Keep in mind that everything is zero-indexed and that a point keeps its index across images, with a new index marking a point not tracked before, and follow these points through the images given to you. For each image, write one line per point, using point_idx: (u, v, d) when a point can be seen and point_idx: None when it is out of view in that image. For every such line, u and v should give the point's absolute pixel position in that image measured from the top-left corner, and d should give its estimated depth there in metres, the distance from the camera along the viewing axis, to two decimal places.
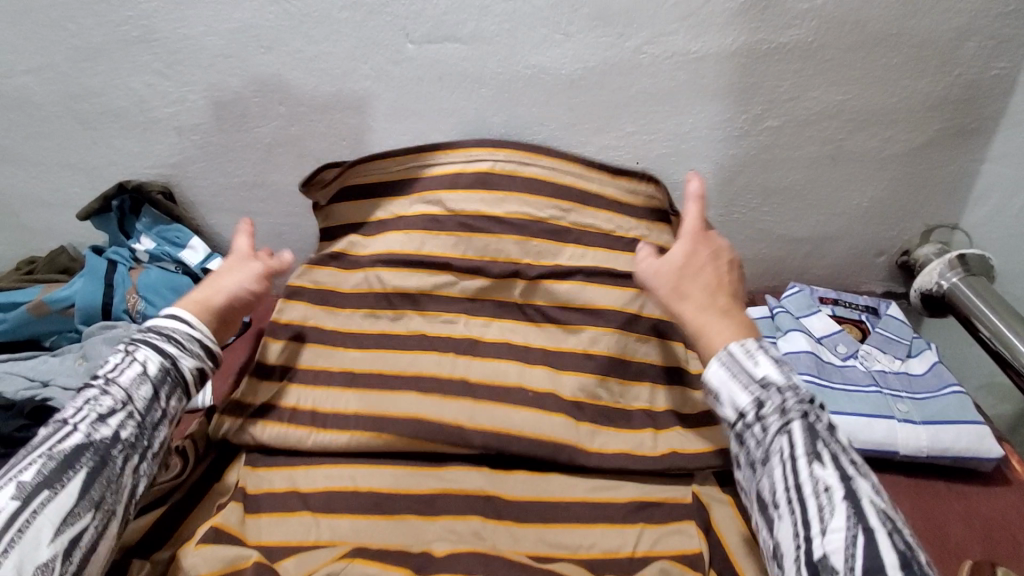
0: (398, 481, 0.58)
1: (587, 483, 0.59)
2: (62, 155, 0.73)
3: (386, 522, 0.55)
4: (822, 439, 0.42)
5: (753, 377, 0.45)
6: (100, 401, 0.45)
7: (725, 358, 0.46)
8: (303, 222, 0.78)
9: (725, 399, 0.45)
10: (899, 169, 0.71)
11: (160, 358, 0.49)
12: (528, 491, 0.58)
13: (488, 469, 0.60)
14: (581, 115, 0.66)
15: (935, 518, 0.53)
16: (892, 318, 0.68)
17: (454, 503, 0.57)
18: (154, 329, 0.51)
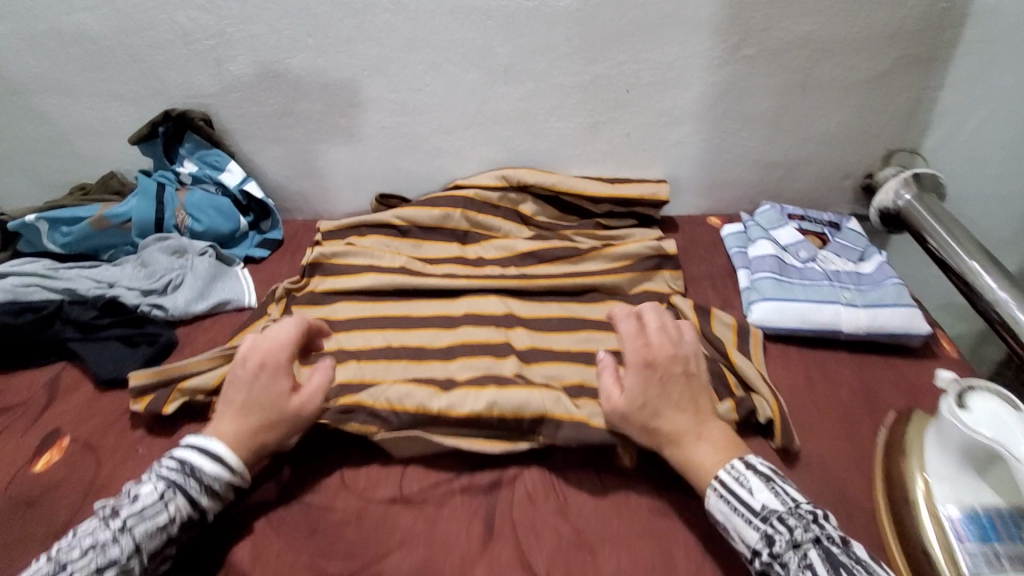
0: (419, 340, 0.70)
1: (571, 337, 0.70)
2: (111, 86, 0.82)
3: (416, 366, 0.66)
4: (843, 568, 0.41)
5: (755, 510, 0.45)
6: (106, 548, 0.44)
7: (722, 489, 0.47)
8: (328, 148, 0.87)
9: (738, 539, 0.46)
10: (862, 96, 0.79)
11: (187, 511, 0.48)
12: (526, 341, 0.69)
13: (495, 326, 0.71)
14: (578, 46, 0.74)
15: (874, 380, 0.63)
16: (850, 232, 0.78)
17: (469, 349, 0.68)
18: (189, 477, 0.49)
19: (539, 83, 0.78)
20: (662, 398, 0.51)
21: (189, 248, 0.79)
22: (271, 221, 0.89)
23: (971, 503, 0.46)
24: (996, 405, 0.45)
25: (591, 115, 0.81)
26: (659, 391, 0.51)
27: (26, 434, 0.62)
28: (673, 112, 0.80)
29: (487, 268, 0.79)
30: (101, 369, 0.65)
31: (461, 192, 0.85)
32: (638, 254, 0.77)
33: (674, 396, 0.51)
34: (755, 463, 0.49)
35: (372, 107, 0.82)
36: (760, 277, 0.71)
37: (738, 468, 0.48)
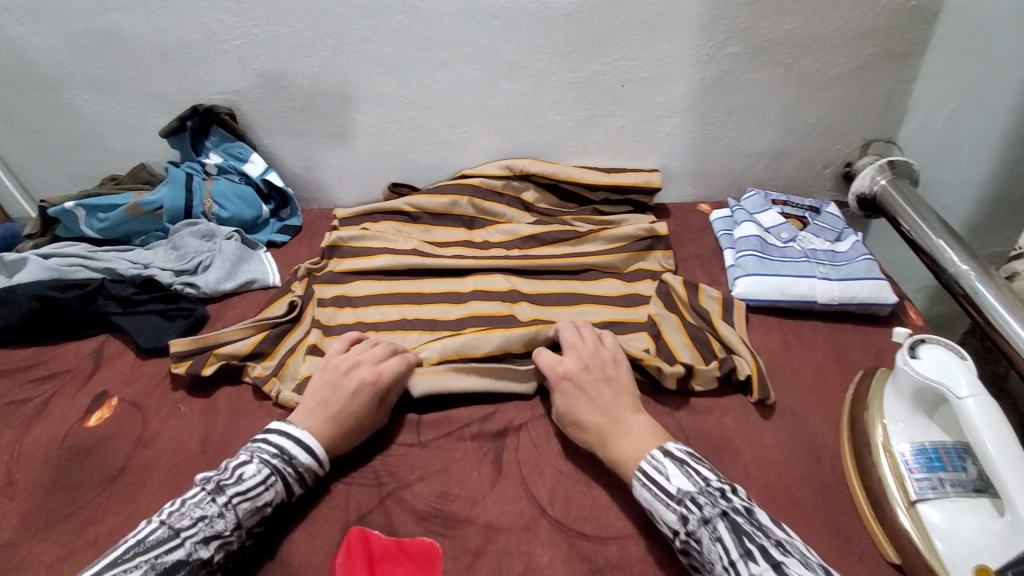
0: (431, 314, 0.76)
1: (570, 309, 0.76)
2: (142, 83, 0.88)
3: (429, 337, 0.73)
4: (746, 535, 0.47)
5: (670, 492, 0.51)
6: (215, 519, 0.51)
7: (644, 478, 0.52)
8: (343, 141, 0.93)
9: (660, 520, 0.51)
10: (838, 90, 0.85)
11: (282, 495, 0.55)
12: (528, 314, 0.76)
13: (501, 301, 0.77)
14: (576, 44, 0.81)
15: (843, 344, 0.70)
16: (829, 214, 0.84)
17: (476, 321, 0.74)
18: (289, 462, 0.56)
19: (539, 79, 0.84)
20: (583, 403, 0.59)
21: (216, 232, 0.86)
22: (290, 209, 0.95)
23: (921, 439, 0.54)
24: (941, 353, 0.53)
25: (588, 108, 0.87)
26: (581, 393, 0.60)
27: (78, 396, 0.72)
28: (664, 105, 0.87)
29: (492, 250, 0.86)
30: (142, 339, 0.75)
31: (468, 181, 0.91)
32: (633, 236, 0.83)
33: (594, 396, 0.59)
34: (672, 451, 0.54)
35: (384, 102, 0.88)
36: (744, 255, 0.78)
37: (657, 457, 0.53)
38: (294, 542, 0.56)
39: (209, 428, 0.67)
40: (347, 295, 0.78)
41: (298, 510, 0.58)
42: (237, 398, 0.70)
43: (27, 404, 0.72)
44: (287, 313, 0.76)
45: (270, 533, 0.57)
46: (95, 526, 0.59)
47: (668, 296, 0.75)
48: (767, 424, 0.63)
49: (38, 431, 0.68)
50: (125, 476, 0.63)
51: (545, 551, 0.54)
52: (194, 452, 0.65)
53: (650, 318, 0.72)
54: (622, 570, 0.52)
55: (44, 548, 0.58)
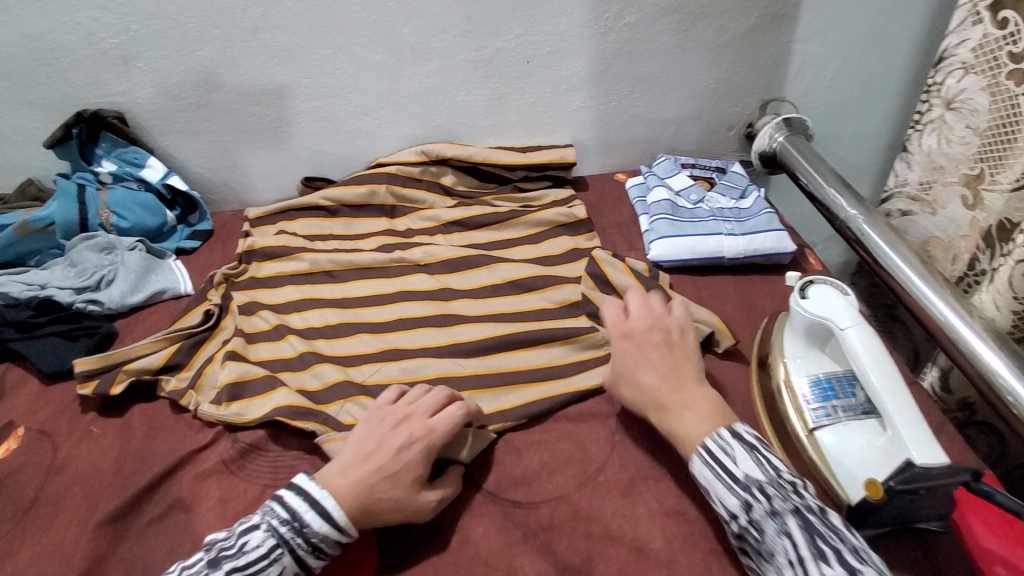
0: (358, 315, 0.74)
1: (501, 302, 0.74)
2: (14, 92, 0.82)
3: (353, 339, 0.71)
4: (819, 537, 0.44)
5: (735, 477, 0.48)
6: None
7: (706, 456, 0.50)
8: (246, 137, 0.89)
9: (716, 500, 0.49)
10: (732, 53, 0.89)
11: (293, 570, 0.49)
12: (458, 310, 0.73)
13: (429, 300, 0.75)
14: (476, 22, 0.80)
15: (752, 295, 0.75)
16: (734, 173, 0.89)
17: (404, 324, 0.72)
18: (298, 533, 0.49)
19: (443, 60, 0.84)
20: (640, 361, 0.57)
21: (117, 243, 0.81)
22: (199, 214, 0.91)
23: (816, 371, 0.58)
24: (829, 292, 0.57)
25: (497, 87, 0.88)
26: (641, 355, 0.58)
27: None
28: (571, 79, 0.88)
29: (415, 238, 0.85)
30: (45, 362, 0.70)
31: (384, 169, 0.89)
32: (558, 221, 0.84)
33: (653, 360, 0.57)
34: (742, 432, 0.51)
35: (285, 93, 0.85)
36: (657, 219, 0.81)
37: (723, 436, 0.50)
38: None
39: (126, 448, 0.64)
40: (275, 303, 0.76)
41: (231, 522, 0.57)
42: (153, 414, 0.67)
43: None
44: (204, 322, 0.73)
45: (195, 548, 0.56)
46: (11, 560, 0.56)
47: (601, 272, 0.75)
48: None
49: None
50: (39, 506, 0.60)
51: (479, 522, 0.55)
52: (111, 473, 0.62)
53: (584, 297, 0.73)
54: (555, 530, 0.54)
55: None
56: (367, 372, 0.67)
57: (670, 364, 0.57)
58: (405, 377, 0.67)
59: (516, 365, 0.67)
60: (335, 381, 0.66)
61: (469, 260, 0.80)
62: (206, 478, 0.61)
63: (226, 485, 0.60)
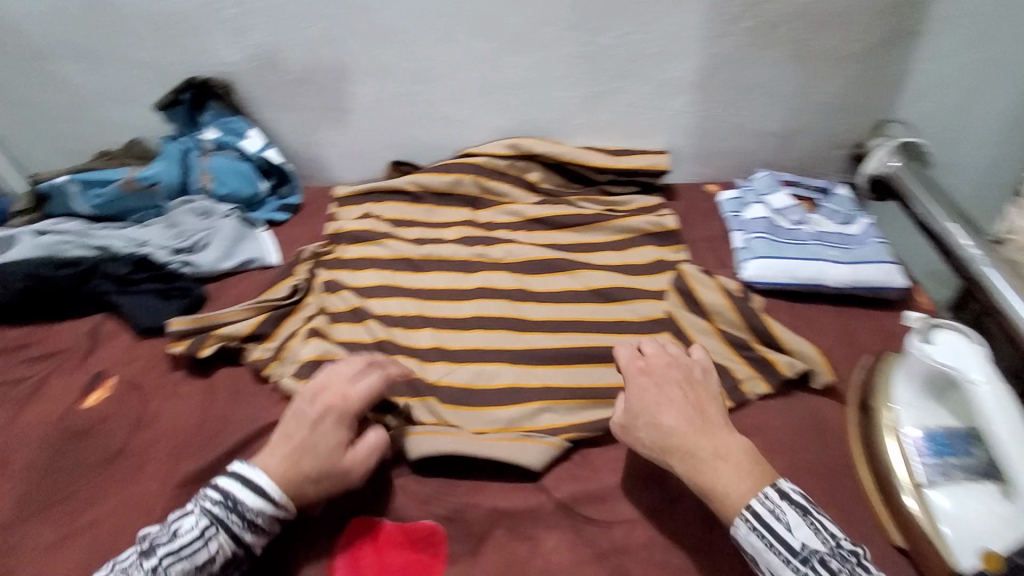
0: (436, 308, 0.73)
1: (583, 308, 0.72)
2: (135, 54, 0.85)
3: (430, 332, 0.70)
4: None
5: (794, 549, 0.44)
6: None
7: (754, 521, 0.45)
8: (341, 116, 0.90)
9: (766, 571, 0.45)
10: (853, 67, 0.83)
11: (230, 549, 0.48)
12: (537, 313, 0.72)
13: (507, 299, 0.74)
14: (586, 16, 0.78)
15: (850, 330, 0.70)
16: (838, 196, 0.83)
17: (480, 322, 0.71)
18: (232, 510, 0.49)
19: (546, 53, 0.82)
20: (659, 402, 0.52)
21: (215, 210, 0.85)
22: (290, 187, 0.93)
23: (929, 423, 0.54)
24: (957, 339, 0.52)
25: (596, 85, 0.85)
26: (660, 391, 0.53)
27: (76, 374, 0.71)
28: (675, 82, 0.84)
29: (495, 231, 0.84)
30: (140, 317, 0.73)
31: (472, 159, 0.88)
32: (645, 229, 0.82)
33: (674, 399, 0.52)
34: (792, 491, 0.46)
35: (384, 76, 0.85)
36: (754, 237, 0.77)
37: (772, 499, 0.46)
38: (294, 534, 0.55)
39: (208, 411, 0.66)
40: (358, 286, 0.76)
41: None
42: (236, 381, 0.69)
43: (23, 383, 0.71)
44: (290, 296, 0.74)
45: None
46: (95, 507, 0.58)
47: (689, 289, 0.71)
48: (773, 408, 0.62)
49: (34, 412, 0.67)
50: (123, 458, 0.62)
51: (551, 535, 0.53)
52: (193, 434, 0.64)
53: (667, 314, 0.70)
54: (628, 554, 0.52)
55: (41, 530, 0.57)
56: (441, 371, 0.66)
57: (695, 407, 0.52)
58: (481, 380, 0.65)
59: (594, 381, 0.64)
60: (409, 377, 0.65)
61: (549, 264, 0.78)
62: None
63: None
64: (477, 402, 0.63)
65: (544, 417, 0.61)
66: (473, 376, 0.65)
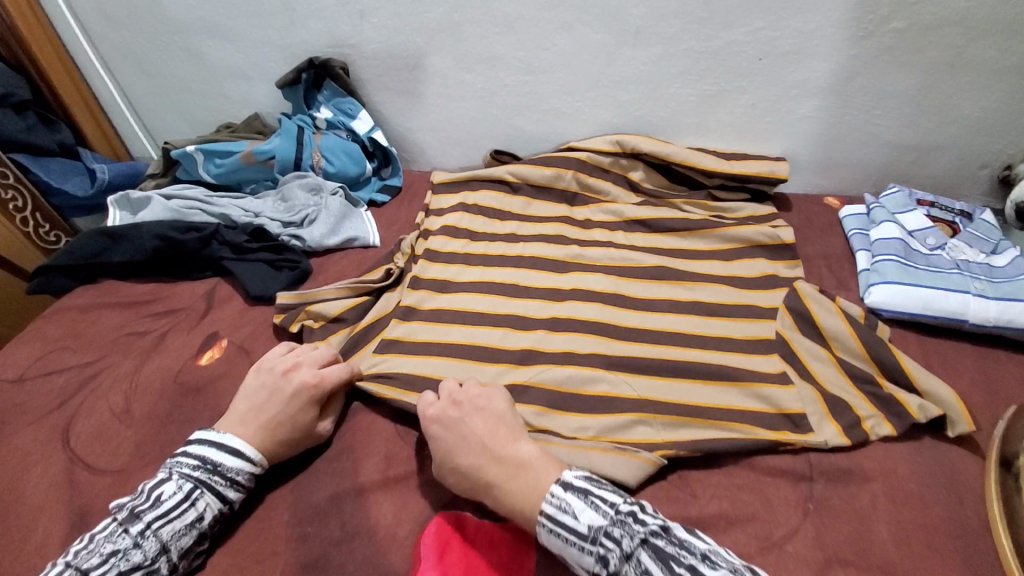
0: (528, 307, 0.72)
1: (685, 319, 0.69)
2: (263, 33, 0.89)
3: (520, 333, 0.69)
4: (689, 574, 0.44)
5: (581, 534, 0.48)
6: (130, 553, 0.49)
7: (549, 523, 0.48)
8: (448, 103, 0.91)
9: (575, 563, 0.48)
10: (1021, 78, 0.73)
11: (215, 506, 0.54)
12: (634, 321, 0.69)
13: (604, 304, 0.71)
14: (715, 10, 0.73)
15: (991, 375, 0.62)
16: (984, 222, 0.74)
17: (574, 324, 0.69)
18: (215, 470, 0.54)
19: (665, 48, 0.78)
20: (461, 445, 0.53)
21: (324, 187, 0.87)
22: (392, 169, 0.95)
23: None
24: None
25: (715, 84, 0.80)
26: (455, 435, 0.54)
27: (193, 332, 0.76)
28: (804, 84, 0.78)
29: (592, 230, 0.82)
30: (252, 285, 0.77)
31: (574, 154, 0.86)
32: (756, 240, 0.76)
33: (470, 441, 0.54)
34: (572, 481, 0.51)
35: (495, 65, 0.85)
36: (883, 260, 0.70)
37: (559, 494, 0.50)
38: (385, 516, 0.56)
39: None
40: (448, 280, 0.76)
41: (395, 483, 0.59)
42: None
43: (149, 335, 0.77)
44: (385, 282, 0.77)
45: (357, 494, 0.58)
46: None
47: (804, 309, 0.66)
48: (896, 454, 0.57)
49: (157, 363, 0.72)
50: None
51: None
52: None
53: (780, 335, 0.65)
54: None
55: None
56: (528, 373, 0.65)
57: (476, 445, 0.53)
58: (572, 383, 0.63)
59: (694, 399, 0.61)
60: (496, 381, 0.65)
61: (648, 271, 0.75)
62: (375, 433, 0.63)
63: (392, 442, 0.62)
64: (568, 406, 0.61)
65: (639, 430, 0.59)
66: (569, 378, 0.63)
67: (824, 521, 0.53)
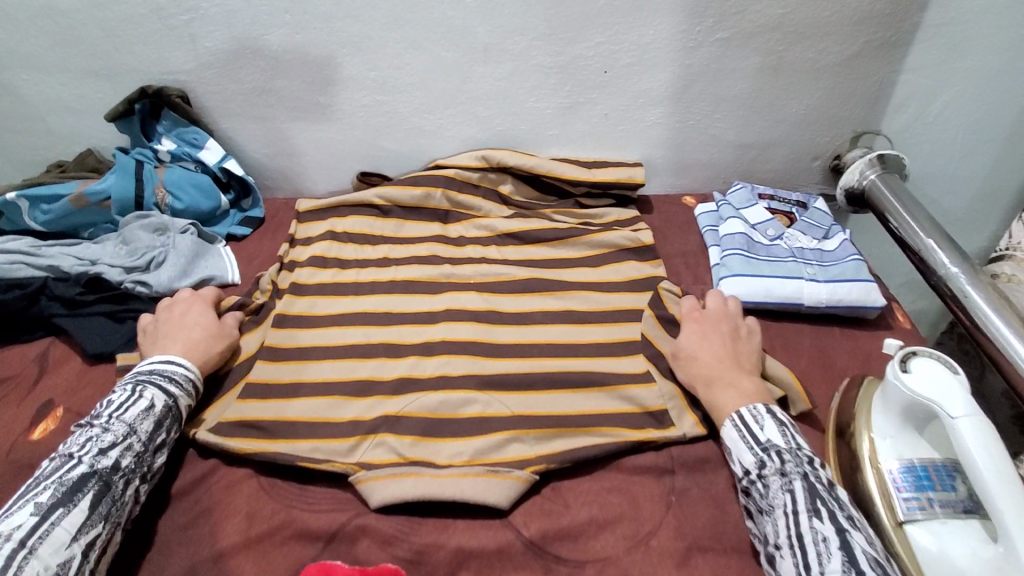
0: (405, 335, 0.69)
1: (555, 328, 0.70)
2: (84, 62, 0.81)
3: (395, 361, 0.67)
4: (820, 497, 0.49)
5: (759, 440, 0.54)
6: (102, 437, 0.53)
7: (737, 421, 0.56)
8: (306, 127, 0.87)
9: (734, 460, 0.55)
10: (830, 79, 0.81)
11: (164, 397, 0.58)
12: (508, 336, 0.69)
13: (479, 322, 0.70)
14: (556, 26, 0.76)
15: (827, 351, 0.69)
16: (817, 210, 0.81)
17: (445, 346, 0.68)
18: (152, 372, 0.60)
19: (517, 64, 0.79)
20: (710, 346, 0.63)
21: (170, 225, 0.80)
22: (251, 200, 0.90)
23: (910, 456, 0.53)
24: (934, 368, 0.52)
25: (569, 96, 0.83)
26: (703, 336, 0.64)
27: (23, 404, 0.67)
28: (650, 93, 0.82)
29: (466, 246, 0.82)
30: (89, 343, 0.69)
31: (441, 171, 0.85)
32: (621, 245, 0.79)
33: (716, 342, 0.63)
34: (775, 410, 0.56)
35: (350, 86, 0.82)
36: (730, 254, 0.75)
37: (754, 408, 0.56)
38: None
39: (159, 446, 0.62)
40: (315, 314, 0.72)
41: (259, 541, 0.54)
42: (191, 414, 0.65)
43: None
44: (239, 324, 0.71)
45: (216, 560, 0.53)
46: None
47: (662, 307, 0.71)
48: None
49: None
50: None
51: None
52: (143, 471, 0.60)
53: (644, 336, 0.68)
54: None
55: None
56: (401, 402, 0.62)
57: (724, 350, 0.62)
58: (446, 409, 0.61)
59: (565, 409, 0.62)
60: (363, 417, 0.62)
61: (521, 283, 0.75)
62: (233, 490, 0.58)
63: (253, 497, 0.57)
64: (441, 433, 0.60)
65: (513, 448, 0.58)
66: (442, 404, 0.61)
67: (684, 510, 0.55)
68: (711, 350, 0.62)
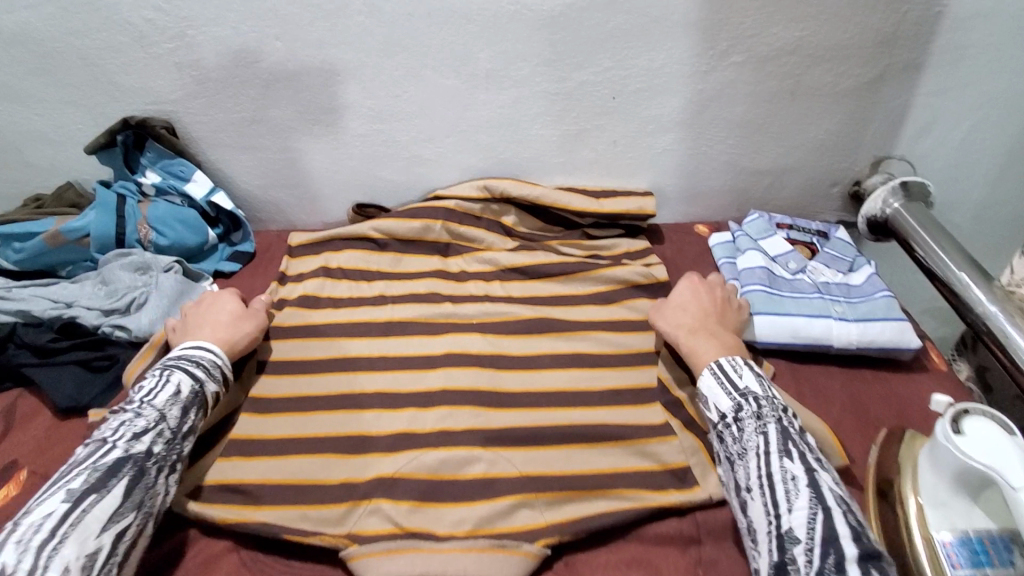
0: (401, 383, 0.64)
1: (565, 375, 0.65)
2: (64, 92, 0.77)
3: (392, 414, 0.61)
4: (791, 439, 0.50)
5: (737, 387, 0.54)
6: (136, 421, 0.52)
7: (715, 373, 0.56)
8: (298, 158, 0.83)
9: (710, 405, 0.55)
10: (850, 103, 0.77)
11: (190, 383, 0.56)
12: (514, 383, 0.64)
13: (483, 368, 0.65)
14: (561, 51, 0.72)
15: (860, 397, 0.63)
16: (839, 241, 0.77)
17: (445, 396, 0.62)
18: (184, 358, 0.58)
19: (520, 90, 0.75)
20: (694, 308, 0.64)
21: (153, 264, 0.75)
22: (242, 233, 0.85)
23: (964, 527, 0.48)
24: (990, 430, 0.47)
25: (575, 123, 0.78)
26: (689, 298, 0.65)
27: None
28: (660, 119, 0.78)
29: (468, 282, 0.77)
30: (58, 396, 0.64)
31: (441, 202, 0.80)
32: (634, 281, 0.74)
33: (698, 304, 0.64)
34: (751, 363, 0.57)
35: (344, 115, 0.78)
36: (750, 289, 0.70)
37: (732, 360, 0.57)
38: None
39: None
40: (306, 360, 0.67)
41: None
42: None
43: None
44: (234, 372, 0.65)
45: None
46: None
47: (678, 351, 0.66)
48: None
49: None
50: None
51: None
52: None
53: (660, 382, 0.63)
54: None
55: None
56: (398, 462, 0.57)
57: (708, 312, 0.64)
58: (448, 468, 0.56)
59: (577, 467, 0.56)
60: (355, 478, 0.56)
61: (526, 324, 0.70)
62: (213, 565, 0.53)
63: None
64: (442, 497, 0.54)
65: (522, 514, 0.53)
66: (443, 462, 0.56)
67: None
68: (695, 310, 0.64)
